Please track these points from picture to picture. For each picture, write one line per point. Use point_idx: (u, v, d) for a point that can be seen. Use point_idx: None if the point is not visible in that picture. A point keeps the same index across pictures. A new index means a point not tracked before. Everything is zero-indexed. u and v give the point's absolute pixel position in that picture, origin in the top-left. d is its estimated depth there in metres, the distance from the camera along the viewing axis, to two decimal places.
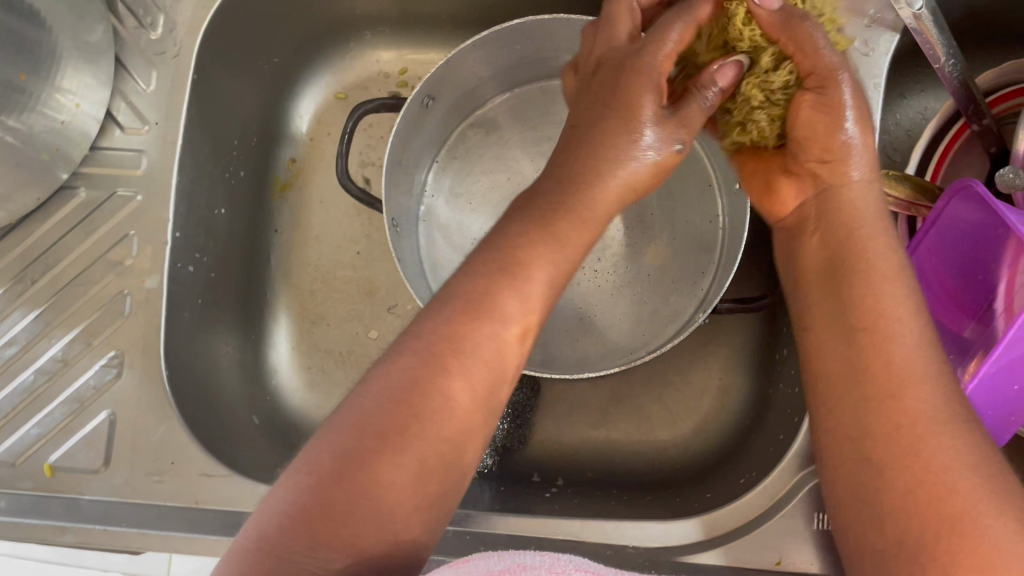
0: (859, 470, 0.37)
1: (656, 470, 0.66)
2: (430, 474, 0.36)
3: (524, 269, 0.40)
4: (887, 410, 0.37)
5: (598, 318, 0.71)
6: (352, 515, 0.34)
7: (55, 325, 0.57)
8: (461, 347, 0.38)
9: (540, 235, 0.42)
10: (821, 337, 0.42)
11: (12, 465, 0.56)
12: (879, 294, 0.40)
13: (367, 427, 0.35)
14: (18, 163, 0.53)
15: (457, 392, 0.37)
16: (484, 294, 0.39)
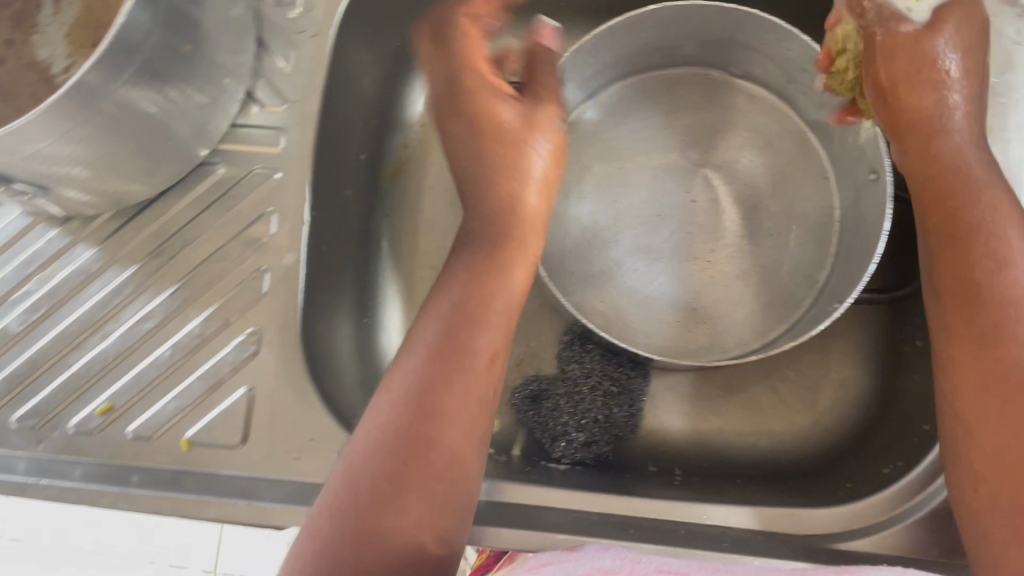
0: (959, 433, 0.42)
1: (776, 461, 0.65)
2: (445, 489, 0.42)
3: (486, 317, 0.47)
4: (977, 376, 0.41)
5: (711, 309, 0.70)
6: (377, 560, 0.38)
7: (192, 302, 0.57)
8: (454, 364, 0.44)
9: (493, 285, 0.49)
10: (943, 289, 0.44)
11: (148, 440, 0.55)
12: (992, 253, 0.43)
13: (385, 463, 0.41)
14: (169, 136, 0.53)
15: (456, 417, 0.43)
16: (461, 315, 0.47)
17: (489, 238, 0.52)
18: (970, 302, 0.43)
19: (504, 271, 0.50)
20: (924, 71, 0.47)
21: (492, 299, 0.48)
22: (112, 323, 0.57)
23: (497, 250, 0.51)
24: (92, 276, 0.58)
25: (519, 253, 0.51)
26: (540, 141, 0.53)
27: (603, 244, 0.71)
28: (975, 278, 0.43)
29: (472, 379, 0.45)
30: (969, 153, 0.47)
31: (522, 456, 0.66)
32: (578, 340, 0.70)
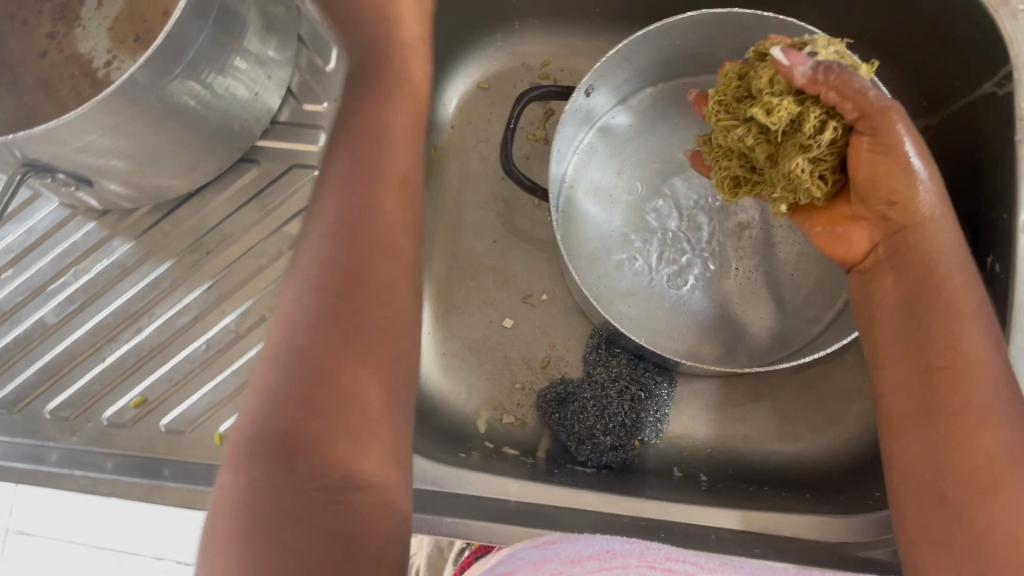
0: (935, 504, 0.43)
1: (800, 469, 0.66)
2: (395, 365, 0.39)
3: (383, 185, 0.42)
4: (959, 453, 0.43)
5: (738, 316, 0.70)
6: (321, 464, 0.35)
7: (227, 297, 0.58)
8: (368, 226, 0.40)
9: (388, 149, 0.43)
10: (902, 373, 0.47)
11: (182, 433, 0.56)
12: (959, 335, 0.45)
13: (305, 357, 0.36)
14: (211, 132, 0.54)
15: (385, 292, 0.39)
16: (360, 167, 0.42)
17: (373, 94, 0.45)
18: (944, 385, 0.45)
19: (393, 125, 0.44)
20: (897, 169, 0.49)
21: (389, 166, 0.42)
22: (147, 317, 0.57)
23: (378, 105, 0.44)
24: (129, 269, 0.58)
25: (400, 103, 0.45)
26: None
27: (629, 251, 0.72)
28: (950, 366, 0.45)
29: (378, 279, 0.39)
30: (943, 236, 0.50)
31: (547, 459, 0.67)
32: (605, 346, 0.70)
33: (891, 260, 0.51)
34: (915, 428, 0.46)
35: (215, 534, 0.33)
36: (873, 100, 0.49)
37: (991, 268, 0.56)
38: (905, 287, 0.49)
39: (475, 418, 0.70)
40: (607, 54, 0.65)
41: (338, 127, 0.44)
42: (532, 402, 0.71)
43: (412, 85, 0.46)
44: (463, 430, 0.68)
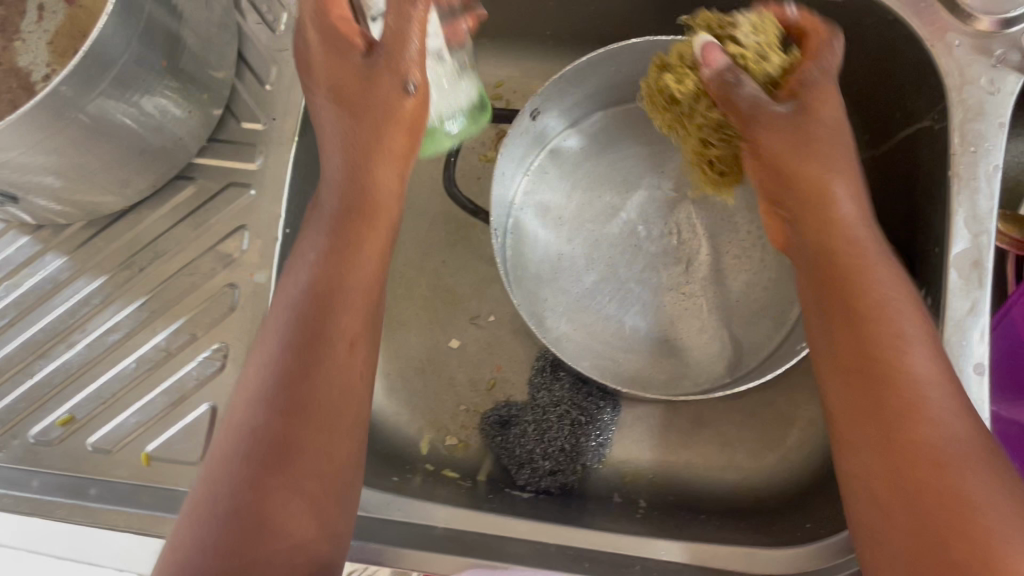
0: (895, 517, 0.41)
1: (739, 497, 0.66)
2: (334, 460, 0.45)
3: (328, 341, 0.46)
4: (919, 460, 0.41)
5: (683, 341, 0.70)
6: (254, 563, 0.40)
7: (159, 315, 0.57)
8: (322, 338, 0.46)
9: (341, 302, 0.47)
10: (845, 380, 0.45)
11: (108, 452, 0.55)
12: (898, 337, 0.44)
13: (249, 463, 0.42)
14: (141, 149, 0.53)
15: (329, 398, 0.45)
16: (324, 287, 0.47)
17: (330, 248, 0.48)
18: (888, 388, 0.43)
19: (349, 280, 0.47)
20: (790, 159, 0.50)
21: (336, 319, 0.46)
22: (78, 333, 0.57)
23: (335, 261, 0.48)
24: (62, 284, 0.58)
25: (365, 251, 0.49)
26: (410, 86, 0.48)
27: (577, 273, 0.72)
28: (890, 368, 0.44)
29: (324, 388, 0.45)
30: (847, 207, 0.49)
31: (487, 483, 0.66)
32: (549, 368, 0.70)
33: (807, 252, 0.50)
34: (867, 435, 0.43)
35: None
36: (746, 97, 0.51)
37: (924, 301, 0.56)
38: (824, 283, 0.48)
39: (417, 440, 0.69)
40: (554, 75, 0.65)
41: (289, 278, 0.48)
42: (475, 424, 0.70)
43: (373, 238, 0.49)
44: (404, 452, 0.68)
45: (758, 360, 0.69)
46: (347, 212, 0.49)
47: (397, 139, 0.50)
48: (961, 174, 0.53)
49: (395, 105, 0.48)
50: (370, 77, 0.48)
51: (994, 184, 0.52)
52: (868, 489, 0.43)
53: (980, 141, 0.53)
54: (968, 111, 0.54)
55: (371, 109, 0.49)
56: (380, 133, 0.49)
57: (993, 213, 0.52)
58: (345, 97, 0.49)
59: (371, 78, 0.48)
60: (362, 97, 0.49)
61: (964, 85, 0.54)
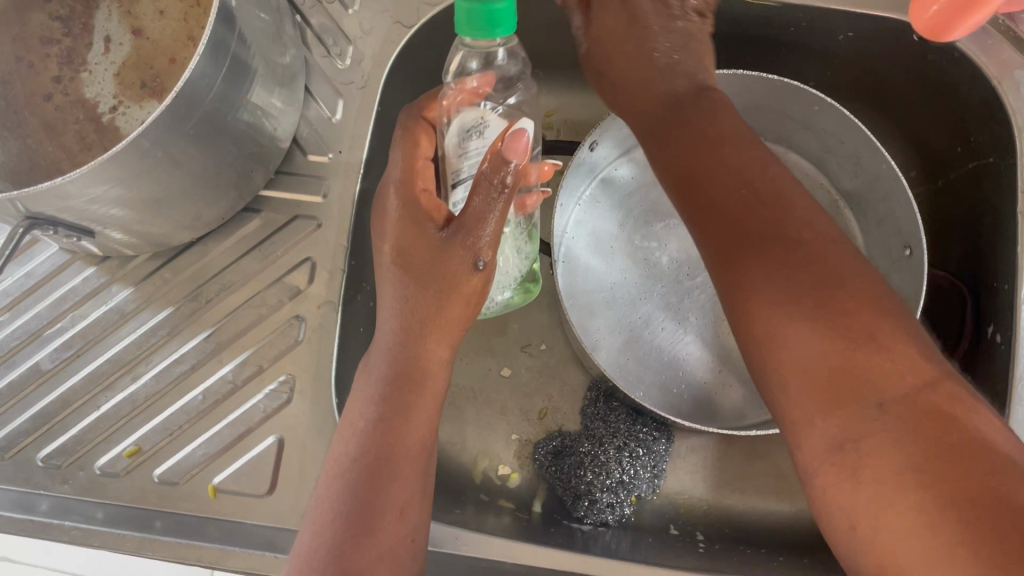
0: (837, 406, 0.36)
1: (796, 529, 0.65)
2: None
3: (385, 503, 0.45)
4: (837, 330, 0.37)
5: (736, 372, 0.70)
6: None
7: (225, 346, 0.57)
8: (377, 493, 0.45)
9: (393, 468, 0.46)
10: (752, 267, 0.40)
11: (175, 485, 0.55)
12: (780, 197, 0.43)
13: None
14: (215, 183, 0.53)
15: (380, 555, 0.43)
16: (384, 449, 0.46)
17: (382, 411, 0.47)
18: (770, 243, 0.40)
19: (403, 450, 0.47)
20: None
21: (392, 486, 0.45)
22: (144, 365, 0.57)
23: (387, 427, 0.47)
24: (128, 316, 0.58)
25: (413, 423, 0.48)
26: (482, 263, 0.47)
27: (629, 302, 0.72)
28: (760, 220, 0.41)
29: (375, 543, 0.44)
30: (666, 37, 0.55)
31: (543, 515, 0.66)
32: (603, 398, 0.70)
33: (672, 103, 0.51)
34: (777, 317, 0.39)
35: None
36: None
37: (991, 337, 0.56)
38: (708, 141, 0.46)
39: (472, 468, 0.70)
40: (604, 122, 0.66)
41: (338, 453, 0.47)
42: (528, 454, 0.71)
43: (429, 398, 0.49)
44: (460, 483, 0.68)
45: None
46: (398, 379, 0.48)
47: (453, 314, 0.49)
48: None
49: (460, 281, 0.47)
50: (443, 249, 0.47)
51: None
52: (767, 327, 0.39)
53: None
54: None
55: (432, 280, 0.48)
56: (438, 302, 0.48)
57: None
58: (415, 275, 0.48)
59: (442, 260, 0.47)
60: (433, 277, 0.48)
61: None
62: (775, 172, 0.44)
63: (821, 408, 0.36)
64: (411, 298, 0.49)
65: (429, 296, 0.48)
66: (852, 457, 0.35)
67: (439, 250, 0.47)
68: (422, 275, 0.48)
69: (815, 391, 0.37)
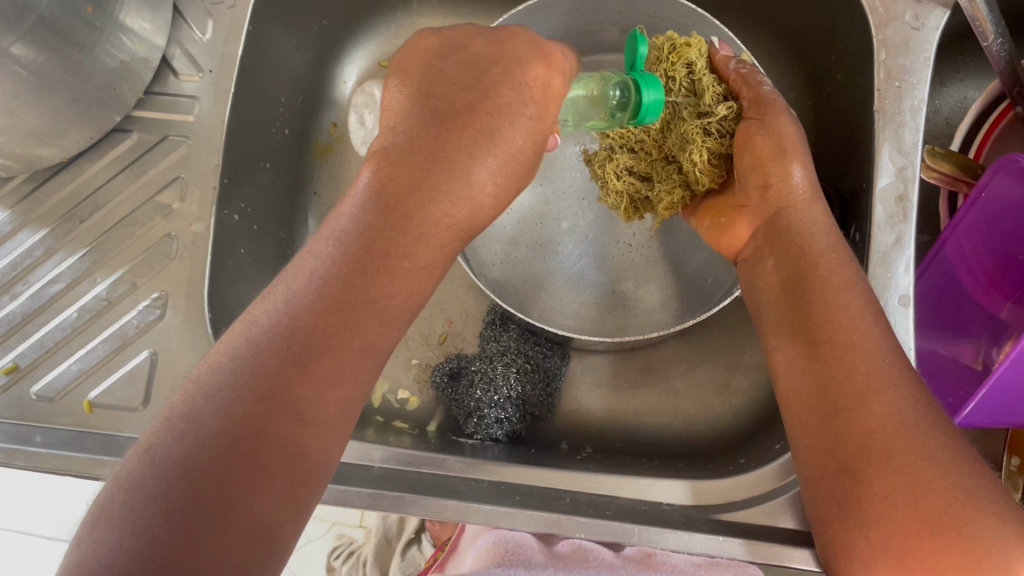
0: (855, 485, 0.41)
1: (681, 441, 0.66)
2: (320, 431, 0.38)
3: (354, 327, 0.40)
4: (854, 418, 0.42)
5: (629, 290, 0.71)
6: (213, 543, 0.33)
7: (100, 265, 0.58)
8: (352, 315, 0.40)
9: (364, 305, 0.40)
10: (803, 360, 0.46)
11: (50, 400, 0.56)
12: (839, 284, 0.46)
13: (230, 436, 0.35)
14: (77, 100, 0.54)
15: (335, 382, 0.39)
16: (365, 258, 0.41)
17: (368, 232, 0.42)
18: (827, 339, 0.45)
19: (382, 291, 0.41)
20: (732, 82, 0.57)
21: (357, 330, 0.40)
22: (21, 284, 0.58)
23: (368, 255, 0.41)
24: (4, 238, 0.59)
25: (412, 246, 0.43)
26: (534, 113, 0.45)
27: (530, 226, 0.73)
28: (819, 318, 0.45)
29: (330, 364, 0.38)
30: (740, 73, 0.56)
31: (436, 432, 0.67)
32: (499, 321, 0.71)
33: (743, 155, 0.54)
34: (816, 411, 0.44)
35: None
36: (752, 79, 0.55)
37: (853, 237, 0.57)
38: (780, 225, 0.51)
39: (371, 393, 0.70)
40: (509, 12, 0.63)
41: (309, 268, 0.41)
42: (427, 377, 0.72)
43: (422, 253, 0.43)
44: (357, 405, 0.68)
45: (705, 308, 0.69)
46: (410, 186, 0.43)
47: (504, 146, 0.45)
48: (885, 110, 0.54)
49: (513, 137, 0.45)
50: (499, 89, 0.44)
51: (919, 117, 0.53)
52: (822, 422, 0.43)
53: (904, 76, 0.54)
54: (891, 44, 0.54)
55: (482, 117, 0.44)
56: (479, 130, 0.44)
57: (917, 145, 0.53)
58: (454, 118, 0.44)
59: (507, 109, 0.44)
60: (480, 126, 0.44)
61: (887, 22, 0.55)
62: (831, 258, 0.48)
63: (836, 487, 0.42)
64: (462, 130, 0.44)
65: (479, 121, 0.44)
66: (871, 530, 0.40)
67: (494, 95, 0.44)
68: (476, 106, 0.44)
69: (832, 468, 0.42)
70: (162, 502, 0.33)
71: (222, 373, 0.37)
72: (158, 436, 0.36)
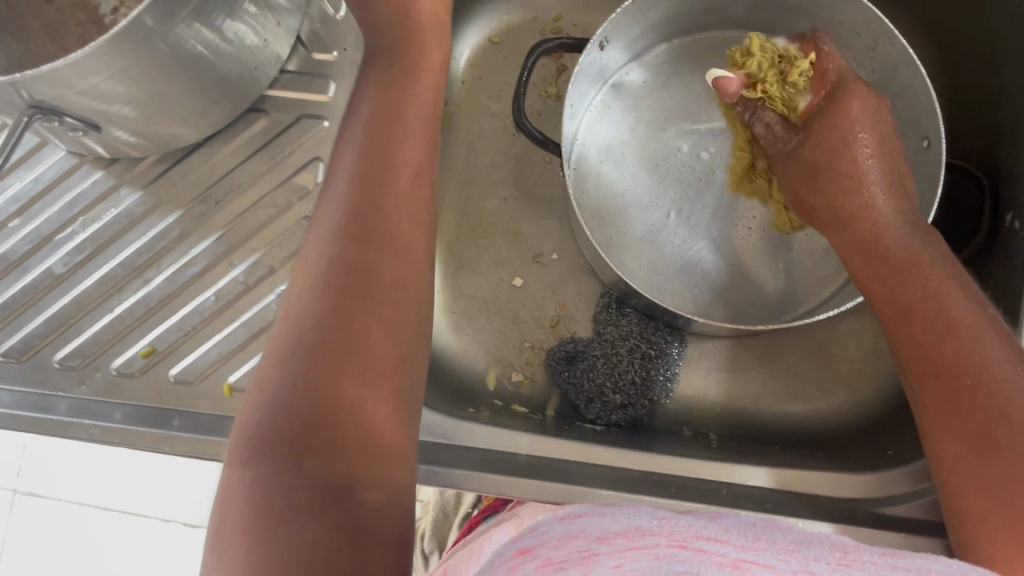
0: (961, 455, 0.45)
1: (809, 430, 0.66)
2: (380, 378, 0.42)
3: (378, 274, 0.44)
4: (969, 403, 0.45)
5: (749, 276, 0.70)
6: (337, 499, 0.37)
7: (236, 248, 0.57)
8: (370, 269, 0.44)
9: (375, 266, 0.44)
10: (908, 339, 0.49)
11: (190, 383, 0.55)
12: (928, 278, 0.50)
13: (302, 419, 0.39)
14: (222, 77, 0.53)
15: (376, 335, 0.43)
16: (381, 202, 0.46)
17: (355, 184, 0.47)
18: (944, 331, 0.47)
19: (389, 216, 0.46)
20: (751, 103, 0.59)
21: (384, 260, 0.45)
22: (156, 268, 0.57)
23: (362, 200, 0.46)
24: (137, 220, 0.58)
25: (402, 179, 0.48)
26: None
27: (641, 207, 0.72)
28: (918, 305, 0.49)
29: (367, 318, 0.43)
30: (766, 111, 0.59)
31: (557, 416, 0.66)
32: (615, 305, 0.70)
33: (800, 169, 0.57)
34: (935, 389, 0.47)
35: (223, 538, 0.36)
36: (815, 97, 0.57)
37: (1010, 225, 0.56)
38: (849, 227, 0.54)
39: (484, 377, 0.70)
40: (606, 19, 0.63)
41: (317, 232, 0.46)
42: (542, 360, 0.71)
43: (413, 190, 0.48)
44: (474, 388, 0.68)
45: (829, 297, 0.69)
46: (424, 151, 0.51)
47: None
48: None
49: None
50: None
51: None
52: (927, 399, 0.48)
53: None
54: None
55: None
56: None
57: None
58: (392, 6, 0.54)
59: None
60: None
61: None
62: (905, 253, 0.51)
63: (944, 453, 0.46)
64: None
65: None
66: (973, 497, 0.44)
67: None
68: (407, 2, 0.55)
69: (939, 436, 0.46)
70: (281, 485, 0.37)
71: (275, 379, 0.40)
72: (229, 501, 0.37)
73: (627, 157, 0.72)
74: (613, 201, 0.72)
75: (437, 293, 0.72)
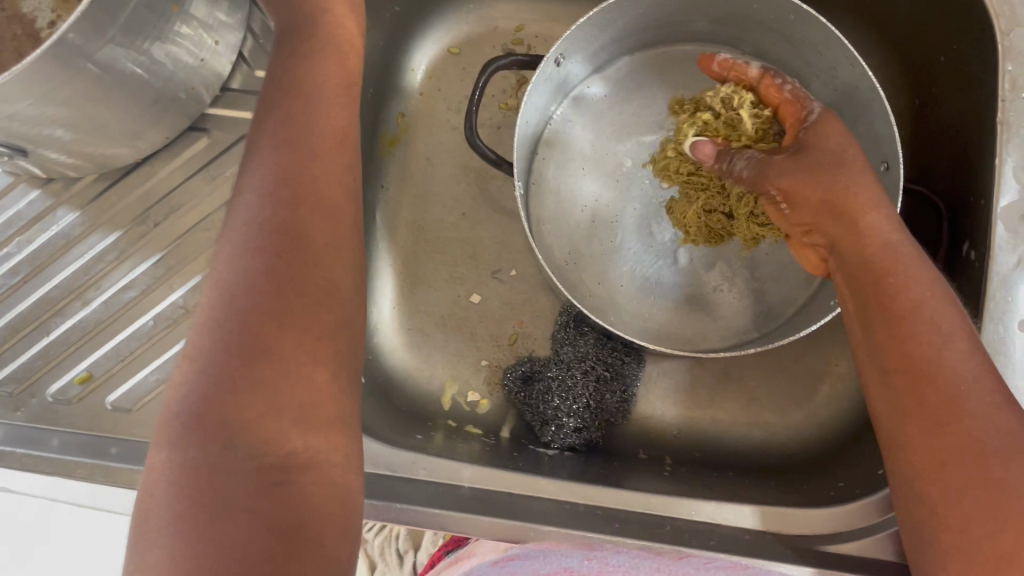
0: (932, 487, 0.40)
1: (763, 454, 0.65)
2: (318, 363, 0.40)
3: (315, 255, 0.41)
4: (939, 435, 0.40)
5: (708, 295, 0.69)
6: (271, 501, 0.35)
7: (176, 271, 0.56)
8: (304, 248, 0.41)
9: (309, 245, 0.41)
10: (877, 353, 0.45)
11: (127, 411, 0.53)
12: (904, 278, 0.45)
13: (230, 415, 0.36)
14: (155, 99, 0.51)
15: (313, 321, 0.40)
16: (310, 183, 0.43)
17: (279, 159, 0.43)
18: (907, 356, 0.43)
19: (319, 189, 0.44)
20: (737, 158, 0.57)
21: (316, 238, 0.42)
22: (94, 290, 0.56)
23: (287, 172, 0.43)
24: (74, 241, 0.56)
25: (327, 156, 0.45)
26: None
27: (602, 219, 0.70)
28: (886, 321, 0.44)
29: (302, 300, 0.40)
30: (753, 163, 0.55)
31: (510, 439, 0.65)
32: (573, 324, 0.69)
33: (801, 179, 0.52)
34: (903, 416, 0.42)
35: (146, 535, 0.33)
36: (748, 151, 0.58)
37: (967, 255, 0.54)
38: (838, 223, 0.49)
39: (439, 396, 0.68)
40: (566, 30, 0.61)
41: (241, 200, 0.43)
42: (498, 379, 0.69)
43: (337, 169, 0.45)
44: (427, 409, 0.67)
45: (789, 315, 0.68)
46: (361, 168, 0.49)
47: None
48: (1010, 122, 0.50)
49: None
50: None
51: None
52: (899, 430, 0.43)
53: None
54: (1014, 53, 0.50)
55: None
56: None
57: None
58: None
59: None
60: None
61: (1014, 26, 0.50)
62: (889, 250, 0.46)
63: (913, 478, 0.42)
64: None
65: None
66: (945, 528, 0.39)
67: None
68: None
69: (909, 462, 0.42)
70: (206, 490, 0.34)
71: (198, 368, 0.37)
72: (147, 500, 0.35)
73: (586, 164, 0.71)
74: (572, 210, 0.70)
75: (393, 309, 0.71)
